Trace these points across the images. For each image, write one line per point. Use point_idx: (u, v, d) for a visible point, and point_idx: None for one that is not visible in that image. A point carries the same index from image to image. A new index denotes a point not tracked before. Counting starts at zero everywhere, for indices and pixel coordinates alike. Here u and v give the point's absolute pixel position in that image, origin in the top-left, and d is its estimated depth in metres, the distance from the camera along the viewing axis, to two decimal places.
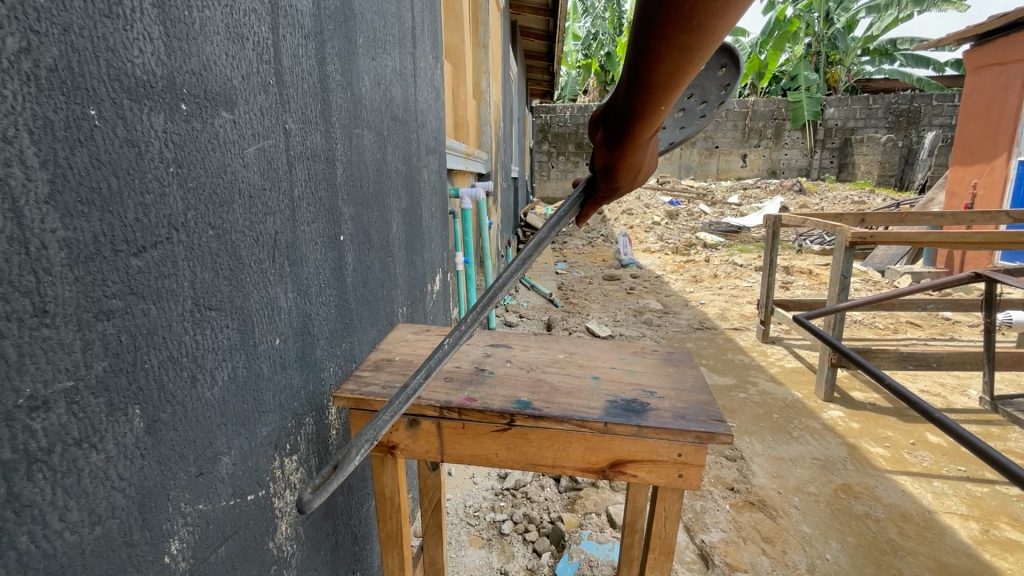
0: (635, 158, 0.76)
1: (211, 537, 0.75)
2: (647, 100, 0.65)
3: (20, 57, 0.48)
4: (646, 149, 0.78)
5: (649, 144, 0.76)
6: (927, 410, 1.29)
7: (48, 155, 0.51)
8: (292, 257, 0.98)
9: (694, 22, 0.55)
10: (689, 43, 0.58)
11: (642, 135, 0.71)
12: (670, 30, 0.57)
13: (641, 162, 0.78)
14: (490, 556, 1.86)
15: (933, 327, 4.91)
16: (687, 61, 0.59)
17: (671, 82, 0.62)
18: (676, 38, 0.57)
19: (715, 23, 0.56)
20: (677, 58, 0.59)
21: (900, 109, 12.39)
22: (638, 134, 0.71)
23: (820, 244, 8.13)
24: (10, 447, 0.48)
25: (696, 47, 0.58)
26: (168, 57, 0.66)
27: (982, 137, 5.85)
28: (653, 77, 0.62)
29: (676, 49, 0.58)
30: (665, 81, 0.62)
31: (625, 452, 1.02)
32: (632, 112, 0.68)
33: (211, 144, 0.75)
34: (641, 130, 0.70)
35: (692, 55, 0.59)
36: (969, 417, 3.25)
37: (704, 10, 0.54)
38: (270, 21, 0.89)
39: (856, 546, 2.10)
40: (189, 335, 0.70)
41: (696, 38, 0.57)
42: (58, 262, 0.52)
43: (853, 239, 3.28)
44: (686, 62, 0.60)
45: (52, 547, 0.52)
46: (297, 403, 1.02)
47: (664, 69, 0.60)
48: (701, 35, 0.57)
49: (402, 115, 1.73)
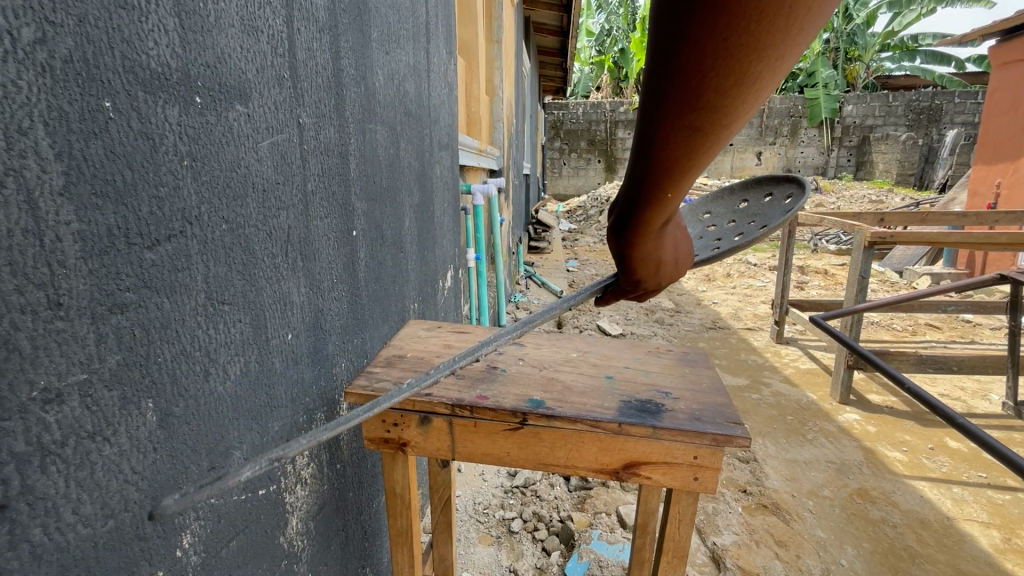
0: (648, 249, 0.70)
1: (223, 531, 0.75)
2: (654, 186, 0.61)
3: (36, 47, 0.47)
4: (662, 238, 0.71)
5: (656, 256, 0.72)
6: (952, 416, 1.25)
7: (63, 146, 0.50)
8: (305, 251, 0.98)
9: (709, 101, 0.51)
10: (700, 121, 0.53)
11: (653, 228, 0.67)
12: (678, 106, 0.52)
13: (658, 253, 0.72)
14: (500, 554, 1.85)
15: (954, 330, 4.81)
16: (703, 139, 0.55)
17: (684, 164, 0.57)
18: (685, 118, 0.53)
19: (741, 95, 0.51)
20: (686, 139, 0.55)
21: (921, 106, 12.00)
22: (648, 226, 0.66)
23: (837, 244, 8.00)
24: (24, 440, 0.48)
25: (709, 128, 0.53)
26: (183, 50, 0.65)
27: (1007, 136, 5.70)
28: (661, 158, 0.57)
29: (683, 127, 0.54)
30: (673, 164, 0.57)
31: (640, 454, 1.00)
32: (639, 200, 0.64)
33: (225, 137, 0.74)
34: (651, 219, 0.65)
35: (702, 134, 0.54)
36: (990, 423, 3.18)
37: (729, 74, 0.49)
38: (285, 14, 0.88)
39: (872, 552, 2.06)
40: (202, 329, 0.70)
41: (709, 115, 0.52)
42: (73, 255, 0.52)
43: (872, 239, 3.19)
44: (696, 141, 0.55)
45: (64, 540, 0.51)
46: (308, 398, 1.01)
47: (675, 148, 0.56)
48: (714, 111, 0.52)
49: (415, 110, 1.72)
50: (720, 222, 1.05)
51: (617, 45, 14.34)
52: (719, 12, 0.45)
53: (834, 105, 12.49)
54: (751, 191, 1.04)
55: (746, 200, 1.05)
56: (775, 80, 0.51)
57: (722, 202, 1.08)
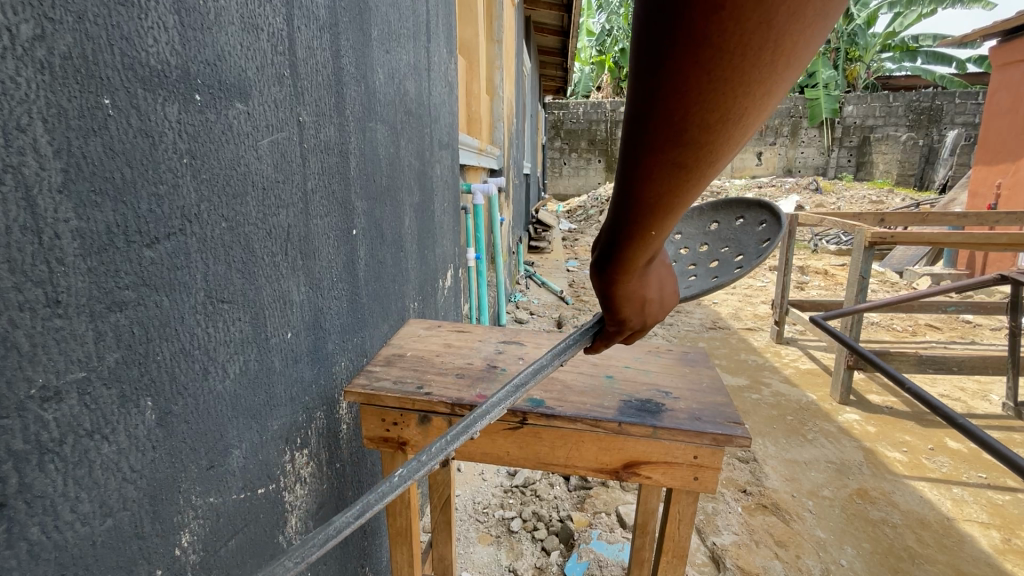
0: (633, 295, 0.65)
1: (221, 530, 0.75)
2: (638, 228, 0.56)
3: (35, 44, 0.47)
4: (648, 282, 0.65)
5: (642, 301, 0.67)
6: (953, 417, 1.25)
7: (62, 143, 0.50)
8: (305, 250, 0.97)
9: (694, 137, 0.47)
10: (684, 158, 0.49)
11: (638, 273, 0.62)
12: (661, 142, 0.48)
13: (644, 299, 0.67)
14: (499, 553, 1.85)
15: (954, 330, 4.81)
16: (687, 177, 0.50)
17: (669, 203, 0.52)
18: (668, 155, 0.49)
19: (729, 130, 0.47)
20: (669, 177, 0.50)
21: (922, 106, 12.00)
22: (628, 270, 0.61)
23: (837, 244, 8.00)
24: (23, 438, 0.48)
25: (694, 166, 0.49)
26: (182, 47, 0.65)
27: (1008, 136, 5.70)
28: (642, 195, 0.52)
29: (666, 164, 0.49)
30: (657, 203, 0.53)
31: (640, 453, 1.00)
32: (621, 242, 0.58)
33: (225, 136, 0.74)
34: (632, 262, 0.60)
35: (687, 172, 0.50)
36: (991, 423, 3.18)
37: (715, 108, 0.45)
38: (285, 13, 0.88)
39: (872, 552, 2.06)
40: (202, 328, 0.70)
41: (695, 152, 0.48)
42: (72, 252, 0.52)
43: (872, 239, 3.18)
44: (681, 179, 0.50)
45: (63, 538, 0.51)
46: (308, 396, 1.01)
47: (658, 186, 0.51)
48: (699, 148, 0.48)
49: (415, 109, 1.72)
50: (691, 247, 1.01)
51: (618, 45, 14.34)
52: (699, 46, 0.42)
53: (835, 105, 12.49)
54: (722, 214, 1.00)
55: (717, 221, 1.01)
56: (764, 114, 0.47)
57: (691, 222, 1.03)
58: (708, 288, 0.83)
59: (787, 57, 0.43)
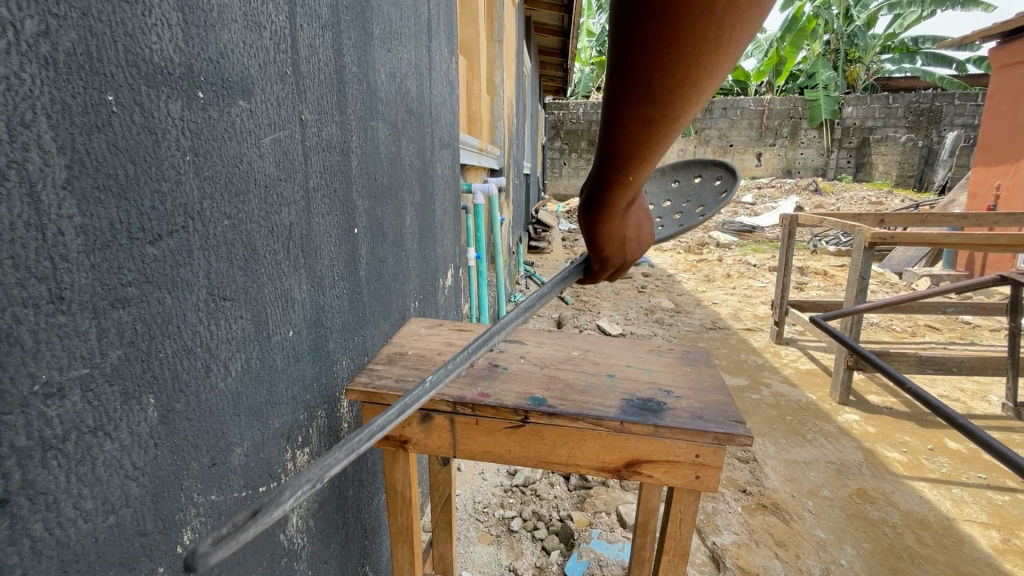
0: (613, 222, 0.82)
1: (224, 528, 0.75)
2: (616, 170, 0.71)
3: (39, 40, 0.47)
4: (625, 212, 0.82)
5: (620, 227, 0.84)
6: (953, 417, 1.24)
7: (66, 140, 0.50)
8: (307, 248, 0.97)
9: (659, 99, 0.61)
10: (651, 117, 0.63)
11: (617, 205, 0.78)
12: (633, 102, 0.63)
13: (621, 226, 0.83)
14: (499, 553, 1.85)
15: (954, 331, 4.82)
16: (655, 130, 0.65)
17: (641, 149, 0.67)
18: (638, 113, 0.63)
19: (686, 93, 0.61)
20: (640, 130, 0.65)
21: (921, 107, 12.05)
22: (614, 203, 0.77)
23: (836, 245, 8.01)
24: (25, 434, 0.48)
25: (659, 122, 0.64)
26: (186, 44, 0.65)
27: (1008, 137, 5.70)
28: (620, 144, 0.68)
29: (637, 120, 0.64)
30: (631, 149, 0.68)
31: (642, 452, 1.00)
32: (605, 181, 0.74)
33: (228, 133, 0.74)
34: (616, 197, 0.76)
35: (654, 127, 0.64)
36: (990, 424, 3.19)
37: (675, 77, 0.59)
38: (288, 11, 0.88)
39: (872, 552, 2.06)
40: (204, 325, 0.70)
41: (660, 111, 0.63)
42: (75, 249, 0.52)
43: (872, 239, 3.18)
44: (650, 132, 0.65)
45: (66, 535, 0.51)
46: (309, 395, 1.01)
47: (631, 137, 0.66)
48: (665, 107, 0.62)
49: (416, 108, 1.72)
50: (657, 202, 1.18)
51: None
52: (663, 28, 0.55)
53: (835, 106, 12.49)
54: (682, 173, 1.17)
55: (677, 180, 1.18)
56: (715, 80, 0.61)
57: (655, 181, 1.19)
58: (681, 229, 1.00)
59: (730, 40, 0.56)
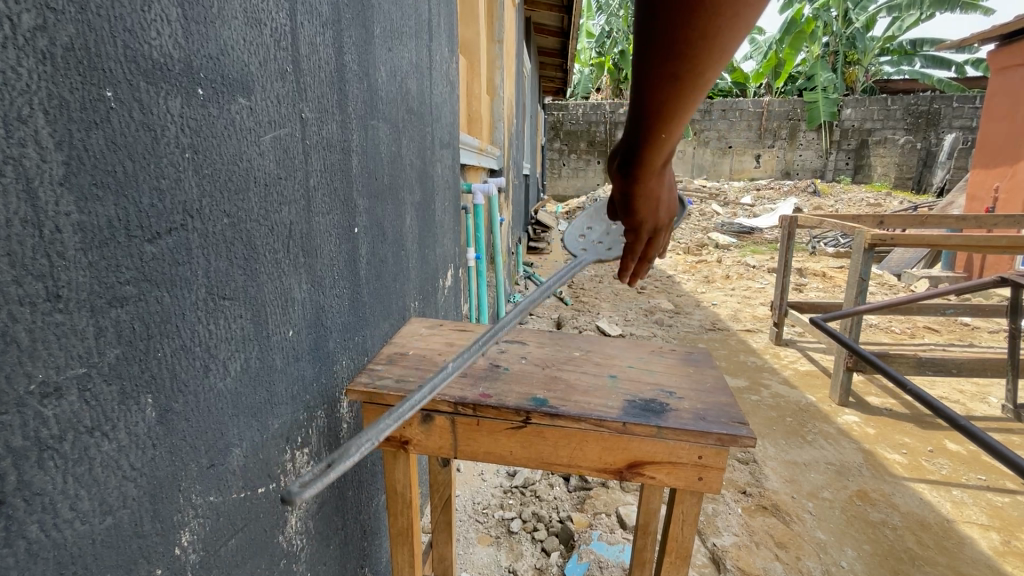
0: (648, 181, 0.87)
1: (222, 529, 0.74)
2: (651, 128, 0.77)
3: (36, 34, 0.46)
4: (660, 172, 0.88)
5: (653, 187, 0.90)
6: (954, 419, 1.23)
7: (63, 135, 0.49)
8: (307, 248, 0.97)
9: (689, 54, 0.66)
10: (681, 75, 0.68)
11: (653, 163, 0.84)
12: (663, 60, 0.68)
13: (655, 186, 0.89)
14: (499, 554, 1.85)
15: (953, 332, 4.82)
16: (683, 86, 0.70)
17: (673, 106, 0.73)
18: (669, 72, 0.69)
19: (714, 48, 0.66)
20: (670, 88, 0.71)
21: (919, 110, 12.10)
22: (649, 160, 0.83)
23: (835, 246, 8.02)
24: (21, 435, 0.47)
25: (688, 79, 0.69)
26: (185, 40, 0.65)
27: (1007, 140, 5.71)
28: (651, 102, 0.73)
29: (669, 78, 0.69)
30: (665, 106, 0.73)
31: (644, 453, 0.99)
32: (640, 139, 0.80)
33: (227, 130, 0.73)
34: (651, 152, 0.81)
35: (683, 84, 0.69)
36: (989, 425, 3.19)
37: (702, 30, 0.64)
38: (288, 8, 0.88)
39: (873, 554, 2.06)
40: (203, 324, 0.69)
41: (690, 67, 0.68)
42: (72, 246, 0.51)
43: (872, 241, 3.18)
44: (680, 89, 0.70)
45: (62, 537, 0.51)
46: (309, 395, 1.00)
47: (663, 94, 0.71)
48: (696, 61, 0.67)
49: (417, 108, 1.71)
50: None
51: (617, 47, 14.35)
52: None
53: (834, 108, 12.51)
54: None
55: None
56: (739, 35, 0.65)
57: None
58: None
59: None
